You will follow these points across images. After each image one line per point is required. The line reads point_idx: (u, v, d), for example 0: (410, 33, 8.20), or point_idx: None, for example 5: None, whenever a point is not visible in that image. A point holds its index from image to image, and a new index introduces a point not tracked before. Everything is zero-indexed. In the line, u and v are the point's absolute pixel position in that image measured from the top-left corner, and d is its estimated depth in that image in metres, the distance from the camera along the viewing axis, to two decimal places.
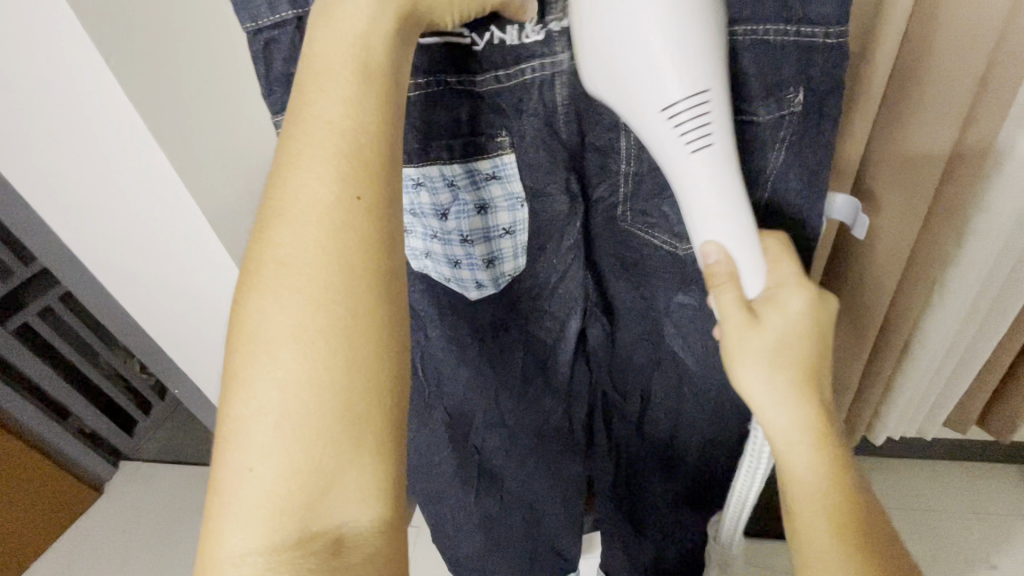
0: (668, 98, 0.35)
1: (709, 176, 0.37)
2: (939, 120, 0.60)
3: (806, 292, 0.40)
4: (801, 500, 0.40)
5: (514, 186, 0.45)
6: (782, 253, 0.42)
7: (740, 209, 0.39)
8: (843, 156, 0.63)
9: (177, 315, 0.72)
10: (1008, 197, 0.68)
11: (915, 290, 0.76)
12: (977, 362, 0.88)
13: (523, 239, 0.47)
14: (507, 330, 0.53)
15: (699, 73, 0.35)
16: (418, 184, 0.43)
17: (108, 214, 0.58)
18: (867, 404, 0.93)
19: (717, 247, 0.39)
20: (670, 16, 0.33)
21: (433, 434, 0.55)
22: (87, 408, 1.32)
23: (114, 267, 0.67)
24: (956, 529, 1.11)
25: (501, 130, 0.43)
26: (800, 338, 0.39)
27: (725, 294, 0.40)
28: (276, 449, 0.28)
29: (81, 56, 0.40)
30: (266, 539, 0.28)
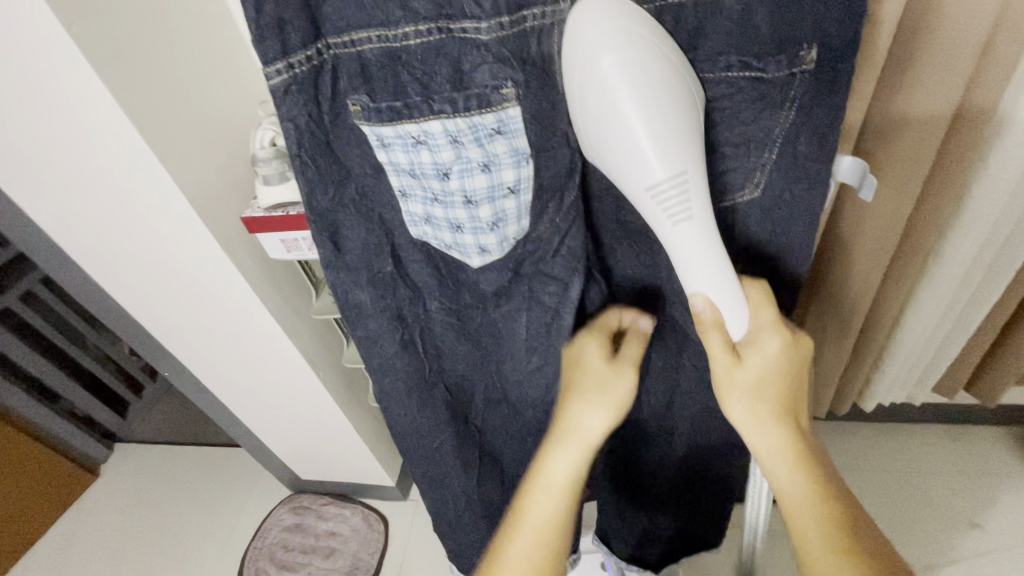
0: (651, 176, 0.39)
1: (694, 238, 0.41)
2: (942, 84, 0.58)
3: (781, 336, 0.43)
4: (795, 510, 0.42)
5: (519, 141, 0.42)
6: (765, 303, 0.45)
7: (724, 269, 0.42)
8: (844, 127, 0.62)
9: (164, 299, 0.75)
10: (1004, 169, 0.68)
11: (909, 265, 0.77)
12: (965, 334, 0.90)
13: (526, 199, 0.45)
14: (510, 293, 0.53)
15: (677, 152, 0.39)
16: (417, 142, 0.41)
17: (100, 214, 0.62)
18: (856, 378, 0.95)
19: (704, 301, 0.42)
20: (651, 109, 0.38)
21: (434, 414, 0.62)
22: (80, 392, 1.37)
23: (109, 269, 0.71)
24: (940, 489, 1.14)
25: (505, 82, 0.40)
26: (780, 377, 0.43)
27: (712, 338, 0.43)
28: (536, 544, 0.45)
29: (68, 63, 0.46)
30: (543, 549, 0.45)
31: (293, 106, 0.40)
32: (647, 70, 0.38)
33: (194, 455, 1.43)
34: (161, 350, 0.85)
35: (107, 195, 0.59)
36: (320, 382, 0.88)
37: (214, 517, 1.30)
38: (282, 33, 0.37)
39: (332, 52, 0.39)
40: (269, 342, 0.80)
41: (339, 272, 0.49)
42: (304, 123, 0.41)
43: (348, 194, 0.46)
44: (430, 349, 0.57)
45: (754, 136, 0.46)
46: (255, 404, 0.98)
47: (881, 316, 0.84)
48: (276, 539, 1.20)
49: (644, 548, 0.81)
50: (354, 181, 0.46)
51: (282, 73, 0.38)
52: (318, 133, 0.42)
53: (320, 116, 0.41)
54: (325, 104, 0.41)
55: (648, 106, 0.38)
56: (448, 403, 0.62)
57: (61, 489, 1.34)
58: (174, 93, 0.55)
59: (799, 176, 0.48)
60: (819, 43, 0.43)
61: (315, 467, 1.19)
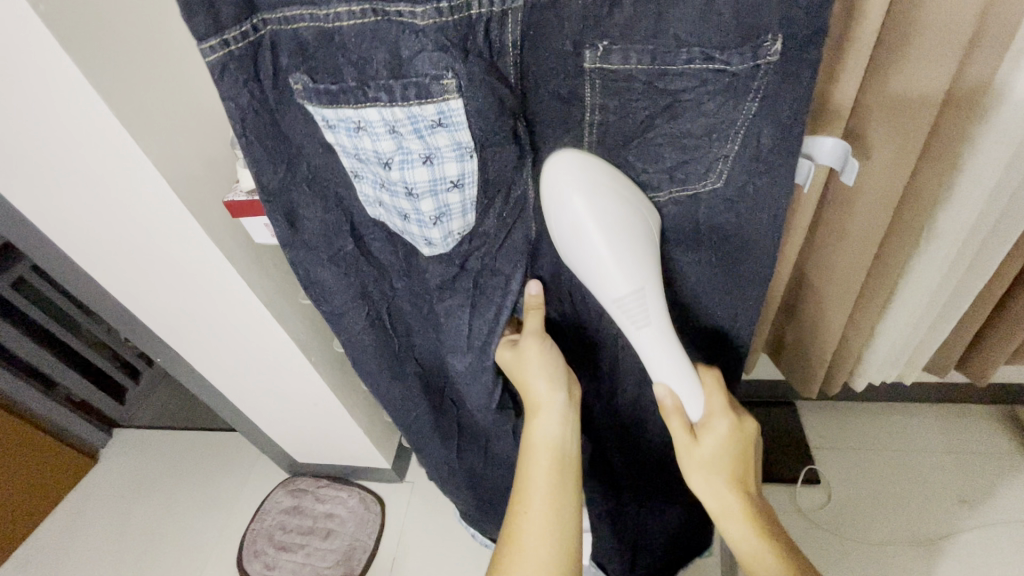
0: (616, 286, 0.47)
1: (652, 342, 0.49)
2: (934, 63, 0.57)
3: (731, 419, 0.50)
4: (756, 567, 0.49)
5: (462, 135, 0.40)
6: (716, 389, 0.52)
7: (680, 364, 0.50)
8: (833, 105, 0.62)
9: (152, 287, 0.74)
10: (997, 151, 0.67)
11: (900, 245, 0.76)
12: (955, 314, 0.90)
13: (470, 193, 0.44)
14: (455, 285, 0.53)
15: (638, 272, 0.47)
16: (358, 128, 0.40)
17: (82, 205, 0.61)
18: (847, 359, 0.95)
19: (665, 390, 0.50)
20: (615, 242, 0.46)
21: (407, 388, 0.65)
22: (77, 379, 1.37)
23: (98, 260, 0.71)
24: (930, 467, 1.15)
25: (445, 73, 0.38)
26: (732, 456, 0.50)
27: (673, 421, 0.51)
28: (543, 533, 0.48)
29: (43, 55, 0.44)
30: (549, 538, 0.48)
31: (234, 85, 0.38)
32: (614, 212, 0.46)
33: (193, 438, 1.44)
34: (154, 337, 0.85)
35: (85, 181, 0.58)
36: (311, 368, 0.88)
37: (213, 499, 1.31)
38: (212, 8, 0.34)
39: (268, 28, 0.37)
40: (259, 328, 0.80)
41: (298, 250, 0.49)
42: (247, 103, 0.39)
43: (300, 173, 0.46)
44: (399, 328, 0.60)
45: (717, 127, 0.47)
46: (247, 389, 0.97)
47: (873, 296, 0.83)
48: (274, 521, 1.21)
49: (628, 521, 0.83)
50: (307, 160, 0.45)
51: (217, 50, 0.36)
52: (263, 111, 0.41)
53: (264, 96, 0.40)
54: (268, 85, 0.40)
55: (611, 235, 0.46)
56: (420, 375, 0.66)
57: (60, 476, 1.35)
58: (153, 72, 0.53)
59: (760, 171, 0.49)
60: (784, 33, 0.42)
61: (310, 451, 1.19)
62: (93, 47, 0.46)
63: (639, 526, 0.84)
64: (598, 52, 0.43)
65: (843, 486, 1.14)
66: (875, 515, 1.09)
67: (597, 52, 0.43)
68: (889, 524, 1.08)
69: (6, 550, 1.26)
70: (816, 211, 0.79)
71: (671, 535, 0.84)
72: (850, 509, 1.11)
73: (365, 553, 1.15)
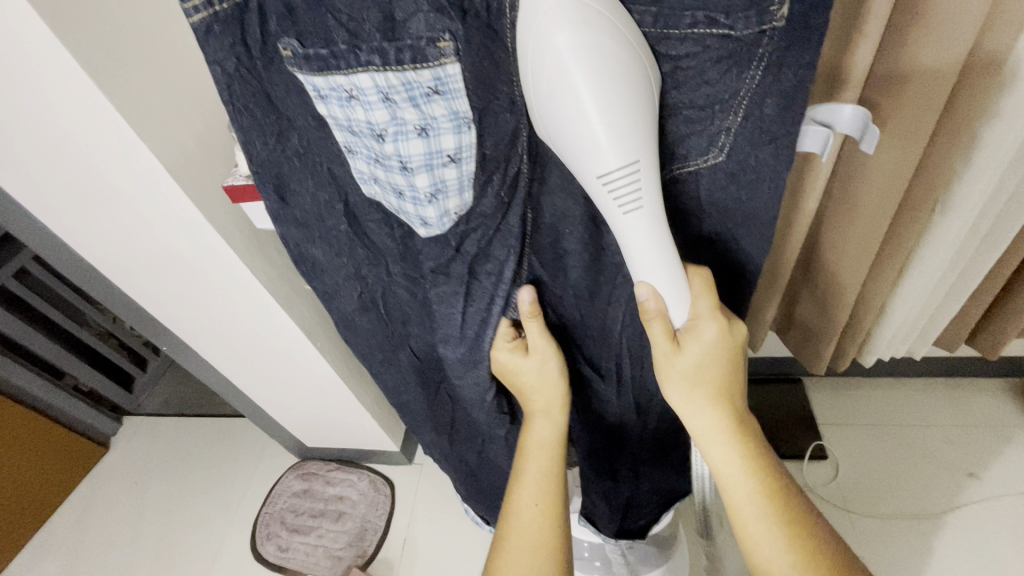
0: (606, 163, 0.39)
1: (642, 226, 0.43)
2: (955, 27, 0.55)
3: (718, 323, 0.47)
4: (725, 477, 0.49)
5: (460, 103, 0.38)
6: (704, 291, 0.48)
7: (670, 261, 0.45)
8: (849, 75, 0.60)
9: (154, 276, 0.74)
10: (1015, 121, 0.65)
11: (915, 219, 0.74)
12: (968, 287, 0.89)
13: (469, 168, 0.41)
14: (448, 271, 0.49)
15: (631, 139, 0.39)
16: (350, 97, 0.37)
17: (79, 194, 0.60)
18: (857, 334, 0.93)
19: (648, 291, 0.46)
20: (605, 96, 0.37)
21: (400, 371, 0.65)
22: (85, 368, 1.37)
23: (100, 249, 0.70)
24: (937, 441, 1.14)
25: (443, 34, 0.36)
26: (716, 361, 0.47)
27: (655, 327, 0.47)
28: (532, 545, 0.53)
29: (33, 41, 0.43)
30: (538, 552, 0.53)
31: (219, 49, 0.37)
32: (607, 56, 0.36)
33: (203, 424, 1.45)
34: (159, 325, 0.85)
35: (76, 166, 0.56)
36: (318, 352, 0.88)
37: (224, 484, 1.32)
38: None
39: None
40: (263, 314, 0.79)
41: (289, 226, 0.49)
42: (234, 70, 0.38)
43: (291, 146, 0.44)
44: (393, 313, 0.58)
45: (719, 98, 0.45)
46: (253, 375, 0.97)
47: (884, 270, 0.82)
48: (285, 504, 1.22)
49: (620, 489, 0.81)
50: (297, 132, 0.43)
51: (200, 11, 0.35)
52: (251, 80, 0.39)
53: (252, 62, 0.39)
54: (256, 52, 0.38)
55: (602, 87, 0.37)
56: (413, 367, 0.64)
57: (72, 464, 1.36)
58: (147, 52, 0.51)
59: (770, 141, 0.47)
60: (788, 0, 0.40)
61: (317, 435, 1.19)
62: (86, 33, 0.45)
63: (632, 490, 0.81)
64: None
65: (851, 461, 1.14)
66: (882, 496, 1.08)
67: None
68: (899, 498, 1.08)
69: (24, 538, 1.28)
70: (828, 183, 0.78)
71: (667, 493, 0.84)
72: (861, 484, 1.11)
73: (376, 534, 1.16)
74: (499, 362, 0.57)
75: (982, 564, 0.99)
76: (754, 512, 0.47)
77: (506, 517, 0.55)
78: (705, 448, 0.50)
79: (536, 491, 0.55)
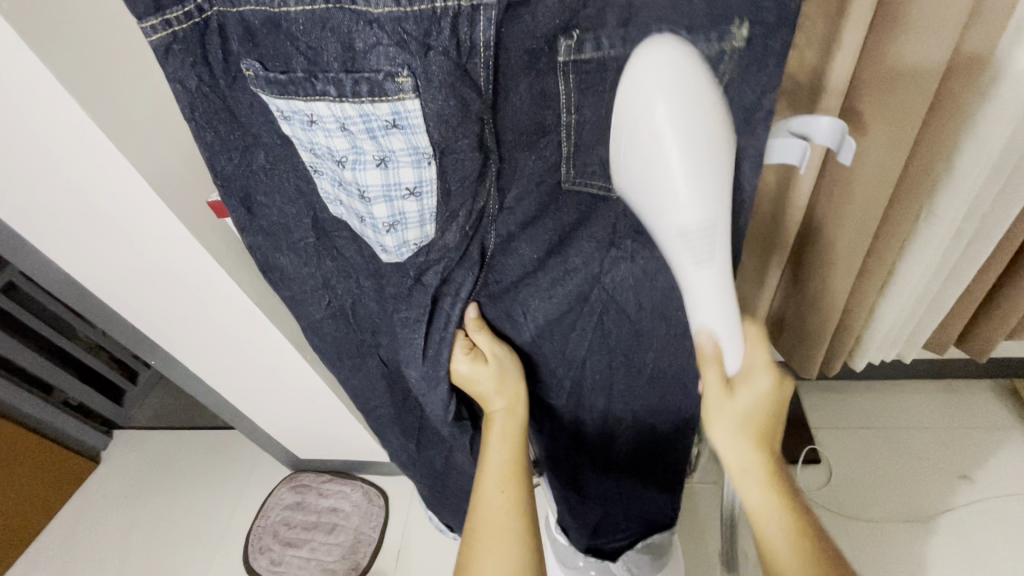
0: (681, 221, 0.40)
1: (711, 284, 0.43)
2: (936, 34, 0.55)
3: (771, 376, 0.47)
4: (763, 523, 0.46)
5: (419, 139, 0.38)
6: (760, 344, 0.48)
7: (730, 309, 0.44)
8: (832, 85, 0.60)
9: (140, 290, 0.73)
10: (995, 126, 0.66)
11: (902, 222, 0.75)
12: (954, 291, 0.89)
13: (429, 204, 0.41)
14: (410, 299, 0.51)
15: (712, 204, 0.40)
16: (311, 122, 0.38)
17: (62, 211, 0.59)
18: (846, 340, 0.94)
19: (708, 336, 0.45)
20: (695, 165, 0.38)
21: (372, 380, 0.63)
22: (73, 382, 1.35)
23: (84, 265, 0.69)
24: (931, 445, 1.14)
25: (402, 69, 0.35)
26: (764, 411, 0.47)
27: (710, 372, 0.46)
28: (501, 541, 0.51)
29: (10, 63, 0.42)
30: (508, 547, 0.51)
31: (180, 67, 0.36)
32: (702, 126, 0.38)
33: (193, 437, 1.43)
34: (146, 339, 0.83)
35: (57, 180, 0.55)
36: (307, 365, 0.87)
37: (216, 498, 1.30)
38: None
39: (213, 9, 0.35)
40: (253, 327, 0.78)
41: (256, 236, 0.48)
42: (195, 88, 0.37)
43: (256, 162, 0.43)
44: (363, 323, 0.57)
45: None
46: (243, 387, 0.96)
47: (872, 276, 0.82)
48: (278, 517, 1.21)
49: (587, 513, 0.82)
50: (263, 148, 0.43)
51: (159, 31, 0.34)
52: (215, 98, 0.39)
53: (215, 81, 0.38)
54: (219, 70, 0.37)
55: (690, 156, 0.38)
56: (383, 373, 0.62)
57: (61, 480, 1.33)
58: (145, 69, 0.50)
59: (730, 160, 0.46)
60: (755, 19, 0.40)
61: (309, 447, 1.18)
62: (72, 51, 0.44)
63: (600, 515, 0.82)
64: (573, 44, 0.39)
65: (843, 465, 1.14)
66: (880, 498, 1.09)
67: (570, 45, 0.39)
68: (891, 499, 1.08)
69: (12, 557, 1.26)
70: (815, 188, 0.78)
71: (644, 520, 0.83)
72: (852, 488, 1.11)
73: (370, 546, 1.15)
74: (459, 376, 0.57)
75: (978, 566, 0.98)
76: (793, 556, 0.44)
77: (473, 522, 0.53)
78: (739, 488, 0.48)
79: (500, 478, 0.55)
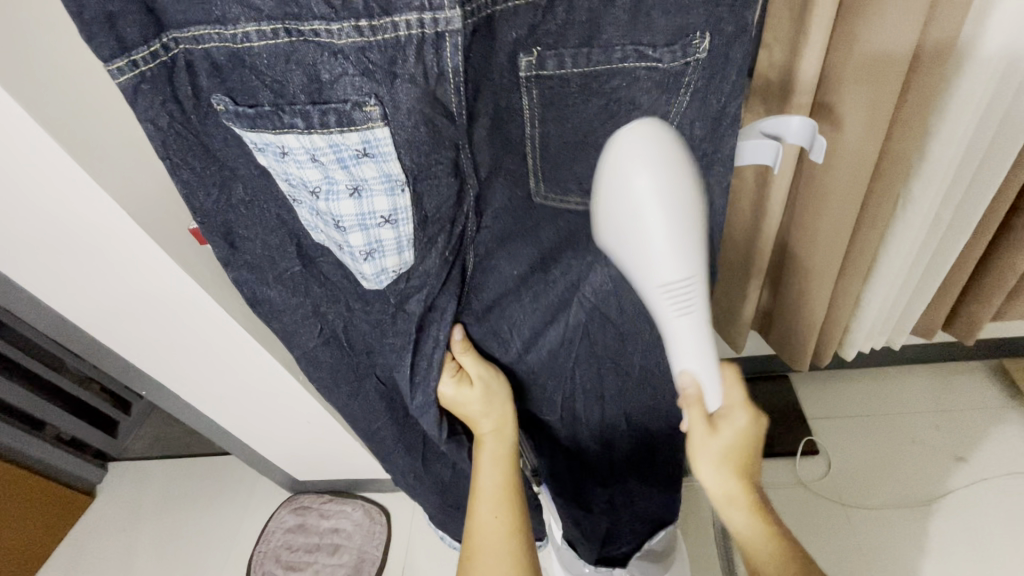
0: (663, 279, 0.42)
1: (689, 329, 0.45)
2: (901, 25, 0.56)
3: (749, 412, 0.48)
4: (754, 552, 0.50)
5: (392, 165, 0.38)
6: (736, 382, 0.50)
7: (708, 351, 0.46)
8: (800, 85, 0.62)
9: (126, 319, 0.71)
10: (962, 114, 0.67)
11: (879, 210, 0.75)
12: (937, 277, 0.91)
13: (406, 230, 0.41)
14: (395, 325, 0.50)
15: (689, 258, 0.42)
16: (282, 154, 0.37)
17: (45, 248, 0.59)
18: (835, 330, 0.95)
19: (690, 378, 0.47)
20: (672, 224, 0.40)
21: (372, 403, 0.63)
22: (69, 418, 1.31)
23: (67, 299, 0.68)
24: (924, 429, 1.15)
25: (369, 97, 0.35)
26: (745, 447, 0.48)
27: (691, 411, 0.47)
28: (499, 555, 0.54)
29: None
30: (505, 557, 0.54)
31: (150, 106, 0.36)
32: (680, 196, 0.40)
33: (189, 464, 1.42)
34: (135, 369, 0.82)
35: (46, 217, 0.54)
36: (299, 386, 0.86)
37: (216, 525, 1.29)
38: (114, 26, 0.33)
39: (179, 47, 0.35)
40: (243, 351, 0.77)
41: (241, 270, 0.47)
42: (167, 125, 0.37)
43: (235, 195, 0.43)
44: (356, 345, 0.56)
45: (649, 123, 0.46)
46: (236, 412, 0.95)
47: (855, 268, 0.83)
48: (280, 541, 1.20)
49: (597, 518, 0.80)
50: (241, 181, 0.43)
51: (126, 72, 0.34)
52: (188, 134, 0.38)
53: (186, 118, 0.38)
54: (190, 108, 0.37)
55: (670, 217, 0.40)
56: (381, 394, 0.62)
57: (56, 517, 1.31)
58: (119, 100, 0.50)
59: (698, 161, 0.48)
60: (712, 28, 0.42)
61: (305, 468, 1.17)
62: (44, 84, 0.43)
63: (610, 521, 0.81)
64: (534, 60, 0.40)
65: (840, 453, 1.14)
66: (882, 487, 1.09)
67: (532, 60, 0.40)
68: (892, 487, 1.08)
69: None
70: (793, 181, 0.79)
71: (649, 517, 0.82)
72: (851, 475, 1.11)
73: (374, 565, 1.15)
74: (446, 398, 0.56)
75: (979, 551, 0.99)
76: None
77: (468, 533, 0.56)
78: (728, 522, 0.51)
79: (494, 500, 0.57)
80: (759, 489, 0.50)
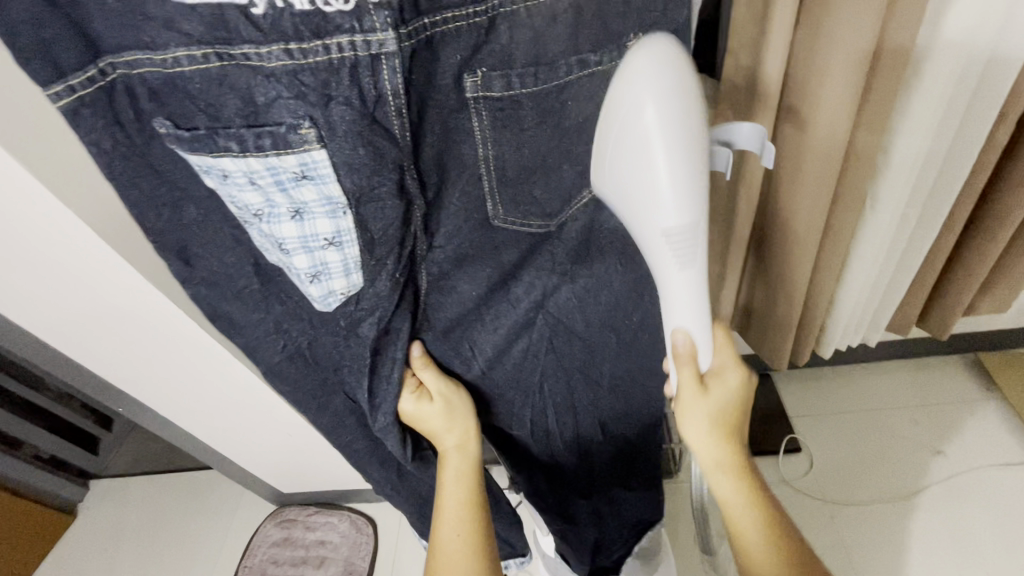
0: (666, 224, 0.40)
1: (688, 287, 0.44)
2: (855, 30, 0.58)
3: (739, 371, 0.52)
4: (731, 510, 0.52)
5: (331, 188, 0.38)
6: (726, 344, 0.53)
7: (705, 312, 0.46)
8: (762, 89, 0.63)
9: (96, 337, 0.70)
10: (921, 112, 0.69)
11: (847, 209, 0.77)
12: (908, 275, 0.92)
13: (352, 252, 0.41)
14: (350, 348, 0.50)
15: (695, 205, 0.40)
16: (223, 178, 0.37)
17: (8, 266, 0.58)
18: (810, 329, 0.96)
19: (684, 337, 0.47)
20: (680, 164, 0.38)
21: (340, 419, 0.61)
22: (50, 439, 1.26)
23: (36, 319, 0.67)
24: (901, 424, 1.17)
25: (304, 120, 0.36)
26: (730, 406, 0.52)
27: (683, 369, 0.49)
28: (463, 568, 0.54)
29: None
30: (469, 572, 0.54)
31: (92, 129, 0.35)
32: (687, 134, 0.37)
33: (170, 480, 1.39)
34: (110, 386, 0.80)
35: (7, 237, 0.53)
36: (277, 399, 0.85)
37: (200, 542, 1.27)
38: (49, 52, 0.32)
39: (118, 74, 0.34)
40: (218, 365, 0.76)
41: (200, 286, 0.47)
42: (111, 148, 0.37)
43: (187, 216, 0.43)
44: (323, 359, 0.54)
45: None
46: (212, 427, 0.93)
47: (828, 267, 0.84)
48: (265, 556, 1.18)
49: (584, 532, 0.80)
50: (193, 202, 0.42)
51: (64, 97, 0.33)
52: (133, 155, 0.38)
53: (130, 140, 0.37)
54: (133, 129, 0.37)
55: (676, 159, 0.37)
56: (352, 410, 0.60)
57: (32, 540, 1.27)
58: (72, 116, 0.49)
59: None
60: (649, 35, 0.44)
61: (289, 481, 1.16)
62: None
63: (597, 531, 0.80)
64: (478, 81, 0.41)
65: (819, 451, 1.15)
66: (868, 485, 1.10)
67: (477, 83, 0.41)
68: (873, 485, 1.09)
69: None
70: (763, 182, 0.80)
71: (632, 527, 0.81)
72: (830, 474, 1.12)
73: None
74: (406, 413, 0.56)
75: (959, 542, 1.01)
76: (763, 540, 0.50)
77: (432, 552, 0.56)
78: (710, 477, 0.53)
79: (457, 518, 0.56)
80: (741, 445, 0.53)
